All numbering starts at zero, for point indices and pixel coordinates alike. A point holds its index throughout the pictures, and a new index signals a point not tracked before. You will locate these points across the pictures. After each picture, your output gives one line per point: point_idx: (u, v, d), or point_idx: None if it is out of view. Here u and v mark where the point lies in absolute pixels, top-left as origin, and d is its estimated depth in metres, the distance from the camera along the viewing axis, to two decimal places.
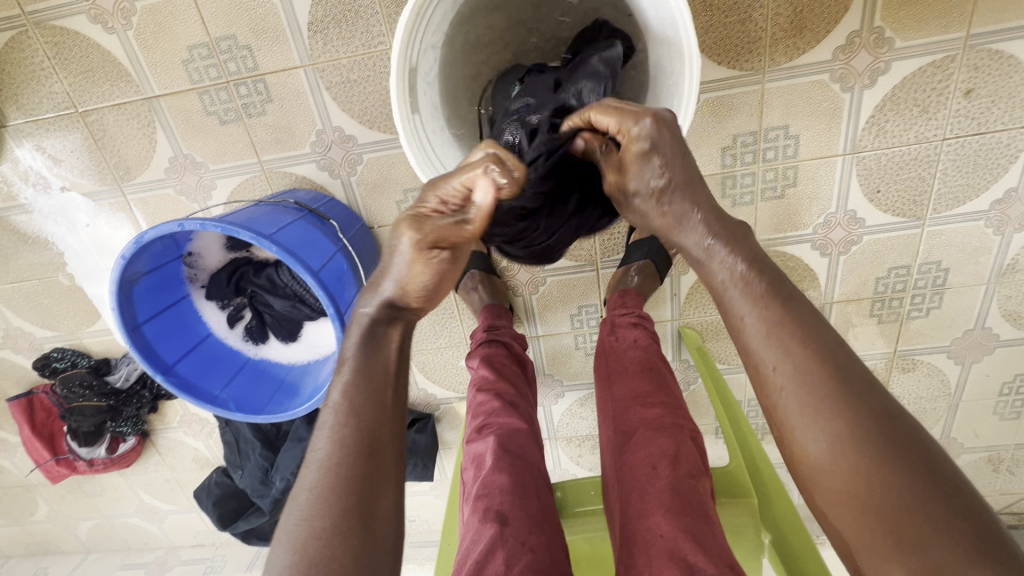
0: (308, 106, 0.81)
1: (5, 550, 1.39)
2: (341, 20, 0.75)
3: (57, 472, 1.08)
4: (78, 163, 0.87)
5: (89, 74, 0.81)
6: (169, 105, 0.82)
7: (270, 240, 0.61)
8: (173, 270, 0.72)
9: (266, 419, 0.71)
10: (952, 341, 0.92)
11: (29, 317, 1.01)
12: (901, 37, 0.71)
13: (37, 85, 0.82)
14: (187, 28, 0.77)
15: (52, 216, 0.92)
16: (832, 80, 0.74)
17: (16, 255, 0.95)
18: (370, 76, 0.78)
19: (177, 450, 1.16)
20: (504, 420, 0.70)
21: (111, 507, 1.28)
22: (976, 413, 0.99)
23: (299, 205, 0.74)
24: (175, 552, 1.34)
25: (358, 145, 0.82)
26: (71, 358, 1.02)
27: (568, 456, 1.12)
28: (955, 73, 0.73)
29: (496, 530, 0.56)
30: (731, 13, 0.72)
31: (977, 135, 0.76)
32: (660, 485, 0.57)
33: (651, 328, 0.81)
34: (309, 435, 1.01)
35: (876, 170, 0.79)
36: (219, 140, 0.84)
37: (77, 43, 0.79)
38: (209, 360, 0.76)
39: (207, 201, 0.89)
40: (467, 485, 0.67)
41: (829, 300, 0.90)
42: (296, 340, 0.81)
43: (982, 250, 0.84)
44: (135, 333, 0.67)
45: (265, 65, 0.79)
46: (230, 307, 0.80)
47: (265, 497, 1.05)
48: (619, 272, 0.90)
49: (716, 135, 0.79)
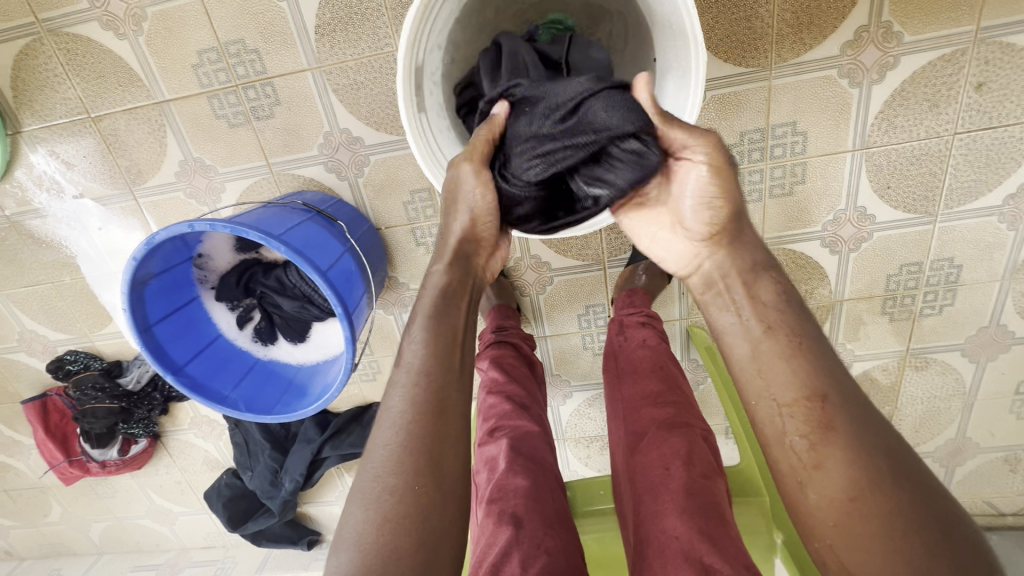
0: (315, 108, 0.81)
1: (19, 552, 1.40)
2: (346, 23, 0.76)
3: (71, 473, 1.10)
4: (91, 167, 0.88)
5: (101, 79, 0.82)
6: (179, 109, 0.83)
7: (279, 241, 0.62)
8: (183, 272, 0.73)
9: (275, 419, 0.71)
10: (966, 339, 0.91)
11: (42, 321, 1.03)
12: (909, 30, 0.70)
13: (50, 91, 0.83)
14: (197, 33, 0.78)
15: (66, 220, 0.93)
16: (841, 75, 0.74)
17: (30, 259, 0.96)
18: (376, 78, 0.79)
19: (188, 452, 1.17)
20: (516, 422, 0.69)
21: (122, 509, 1.29)
22: (991, 412, 0.98)
23: (307, 207, 0.75)
24: (186, 554, 1.35)
25: (365, 146, 0.83)
26: (83, 361, 1.03)
27: (576, 457, 1.12)
28: (966, 66, 0.72)
29: (511, 533, 0.56)
30: (737, 10, 0.72)
31: (988, 129, 0.75)
32: (674, 486, 0.57)
33: (660, 328, 0.80)
34: (319, 436, 1.02)
35: (886, 166, 0.78)
36: (229, 143, 0.85)
37: (89, 49, 0.80)
38: (219, 361, 0.76)
39: (216, 203, 0.90)
40: (479, 487, 0.68)
41: (839, 298, 0.90)
42: (305, 341, 0.81)
43: (996, 246, 0.83)
44: (147, 333, 0.67)
45: (273, 68, 0.79)
46: (239, 308, 0.80)
47: (274, 499, 1.06)
48: (626, 272, 0.90)
49: (723, 132, 0.78)
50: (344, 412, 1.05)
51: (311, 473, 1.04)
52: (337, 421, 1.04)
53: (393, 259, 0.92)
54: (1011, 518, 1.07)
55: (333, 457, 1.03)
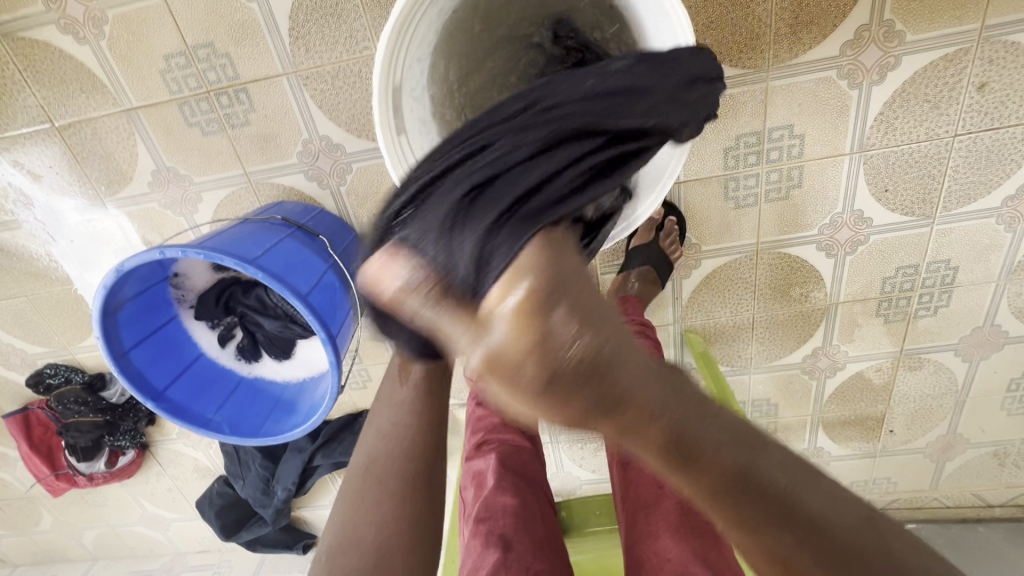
0: (293, 114, 0.77)
1: (12, 559, 1.39)
2: (322, 26, 0.72)
3: (58, 486, 1.09)
4: (59, 178, 0.84)
5: (62, 86, 0.77)
6: (149, 117, 0.79)
7: (255, 266, 0.59)
8: (160, 292, 0.70)
9: (261, 442, 0.70)
10: (960, 339, 0.91)
11: (19, 335, 1.00)
12: (911, 29, 0.68)
13: (9, 100, 0.78)
14: (163, 36, 0.74)
15: (35, 232, 0.89)
16: (840, 77, 0.71)
17: (2, 272, 0.93)
18: (355, 82, 0.75)
19: (177, 461, 1.16)
20: (504, 436, 0.69)
21: (114, 516, 1.28)
22: (982, 408, 0.98)
23: (287, 221, 0.72)
24: (181, 558, 1.35)
25: (346, 153, 0.79)
26: (64, 374, 1.00)
27: (570, 459, 1.12)
28: (969, 66, 0.69)
29: (498, 556, 0.54)
30: (734, 9, 0.68)
31: (989, 131, 0.73)
32: (667, 505, 0.56)
33: (653, 336, 0.79)
34: (310, 446, 1.00)
35: (884, 169, 0.76)
36: (204, 152, 0.81)
37: (47, 53, 0.75)
38: (201, 381, 0.74)
39: (194, 214, 0.86)
40: (467, 504, 0.67)
41: (834, 302, 0.88)
42: (289, 358, 0.79)
43: (993, 248, 0.82)
44: (124, 359, 0.65)
45: (246, 74, 0.75)
46: (220, 327, 0.77)
47: (267, 507, 1.05)
48: (619, 279, 0.87)
49: (718, 136, 0.76)
50: (335, 420, 1.04)
51: (303, 481, 1.04)
52: (328, 430, 1.02)
53: None
54: (996, 509, 1.08)
55: (325, 465, 1.02)
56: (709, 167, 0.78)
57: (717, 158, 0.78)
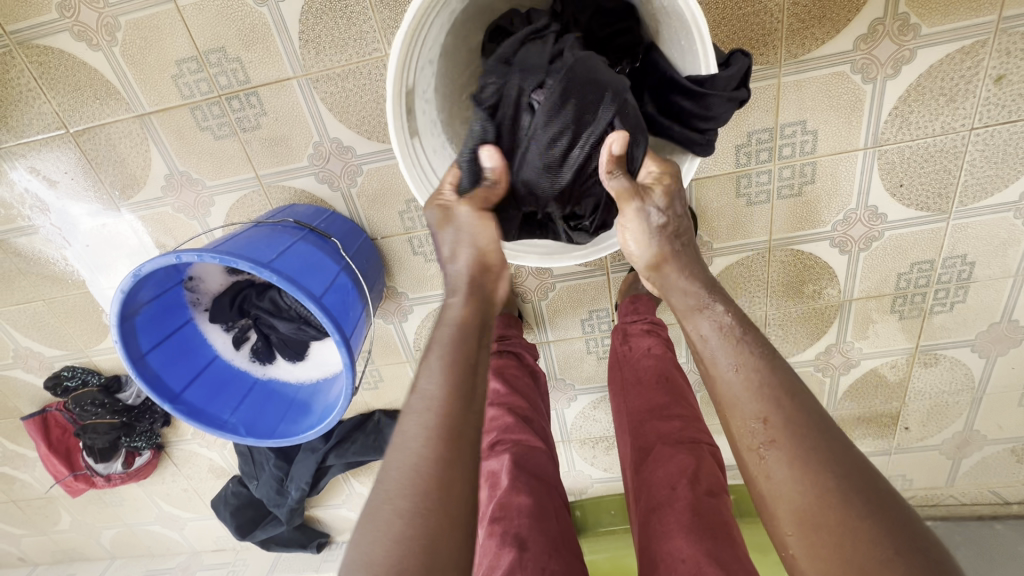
0: (304, 117, 0.78)
1: (32, 558, 1.41)
2: (331, 28, 0.72)
3: (77, 486, 1.10)
4: (74, 184, 0.85)
5: (75, 91, 0.78)
6: (161, 121, 0.80)
7: (270, 269, 0.60)
8: (176, 296, 0.71)
9: (277, 443, 0.70)
10: (977, 336, 0.89)
11: (38, 338, 1.01)
12: (926, 22, 0.67)
13: (26, 107, 0.79)
14: (173, 41, 0.74)
15: (51, 237, 0.90)
16: (853, 70, 0.70)
17: (19, 277, 0.94)
18: (365, 85, 0.75)
19: (192, 461, 1.17)
20: (517, 436, 0.68)
21: (131, 516, 1.30)
22: (1000, 405, 0.97)
23: (299, 223, 0.72)
24: (196, 557, 1.36)
25: (356, 155, 0.80)
26: (81, 376, 1.01)
27: (582, 458, 1.12)
28: (986, 59, 0.68)
29: (515, 556, 0.54)
30: (744, 5, 0.68)
31: (1006, 124, 0.72)
32: (680, 506, 0.55)
33: (664, 335, 0.79)
34: (323, 446, 1.01)
35: (899, 163, 0.75)
36: (215, 156, 0.81)
37: (61, 60, 0.76)
38: (216, 384, 0.75)
39: (206, 218, 0.87)
40: (481, 504, 0.66)
41: (848, 298, 0.88)
42: (302, 360, 0.79)
43: (1011, 242, 0.80)
44: (141, 362, 0.66)
45: (257, 78, 0.76)
46: (235, 329, 0.78)
47: (281, 507, 1.06)
48: (630, 277, 0.88)
49: (730, 133, 0.75)
50: (346, 421, 1.04)
51: (316, 481, 1.05)
52: (340, 430, 1.03)
53: (391, 269, 0.89)
54: None
55: (338, 465, 1.03)
56: (719, 165, 0.78)
57: (729, 155, 0.77)
